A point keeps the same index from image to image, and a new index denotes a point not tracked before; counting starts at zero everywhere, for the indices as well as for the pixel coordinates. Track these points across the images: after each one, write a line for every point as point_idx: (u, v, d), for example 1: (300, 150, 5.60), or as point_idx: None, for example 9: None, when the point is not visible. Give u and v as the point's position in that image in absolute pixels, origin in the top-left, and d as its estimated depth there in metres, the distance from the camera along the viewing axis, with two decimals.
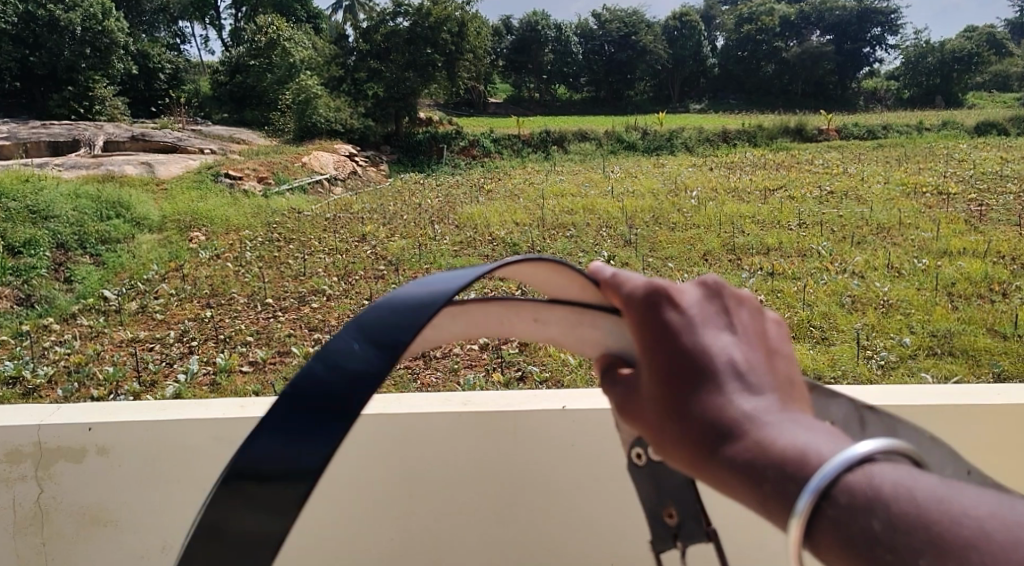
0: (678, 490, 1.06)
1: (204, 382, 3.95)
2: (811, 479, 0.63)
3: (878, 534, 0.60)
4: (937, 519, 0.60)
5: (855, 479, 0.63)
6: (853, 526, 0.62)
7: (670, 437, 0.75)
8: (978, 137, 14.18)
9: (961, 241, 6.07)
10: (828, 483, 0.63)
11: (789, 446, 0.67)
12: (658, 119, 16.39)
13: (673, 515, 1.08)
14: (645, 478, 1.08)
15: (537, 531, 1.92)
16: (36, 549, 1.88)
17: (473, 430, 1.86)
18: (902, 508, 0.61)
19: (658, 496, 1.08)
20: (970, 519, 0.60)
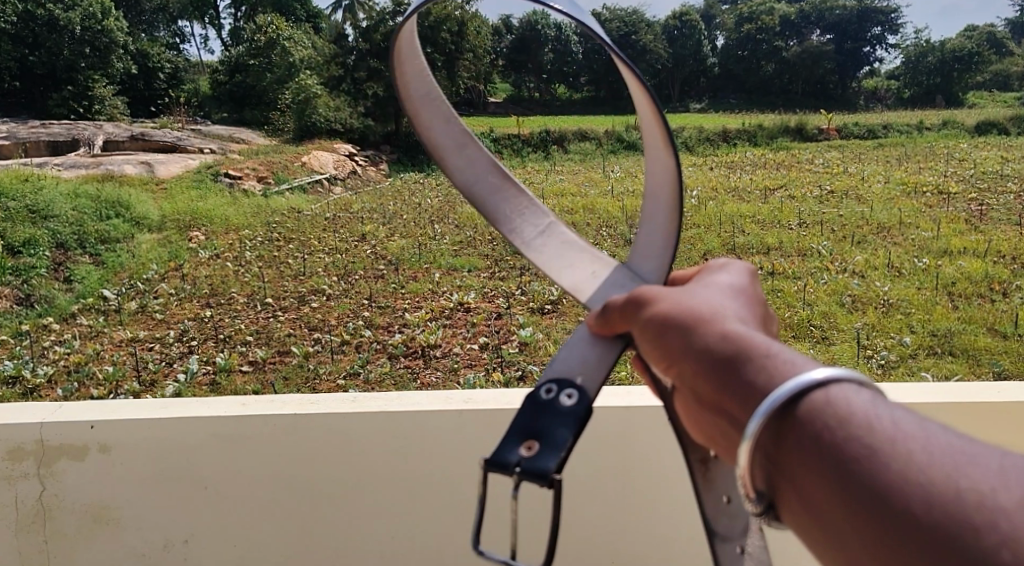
0: (565, 428, 0.82)
1: (203, 381, 3.94)
2: (788, 374, 0.64)
3: (843, 430, 0.59)
4: (922, 433, 0.57)
5: (834, 381, 0.62)
6: (816, 415, 0.60)
7: (661, 309, 0.79)
8: (978, 136, 14.17)
9: (961, 241, 6.06)
10: (808, 376, 0.62)
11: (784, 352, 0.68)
12: (658, 118, 16.37)
13: (530, 447, 0.81)
14: (535, 409, 0.85)
15: (537, 530, 1.91)
16: (39, 547, 1.88)
17: (474, 428, 1.85)
18: (876, 417, 0.59)
19: (536, 421, 0.83)
20: (948, 441, 0.57)
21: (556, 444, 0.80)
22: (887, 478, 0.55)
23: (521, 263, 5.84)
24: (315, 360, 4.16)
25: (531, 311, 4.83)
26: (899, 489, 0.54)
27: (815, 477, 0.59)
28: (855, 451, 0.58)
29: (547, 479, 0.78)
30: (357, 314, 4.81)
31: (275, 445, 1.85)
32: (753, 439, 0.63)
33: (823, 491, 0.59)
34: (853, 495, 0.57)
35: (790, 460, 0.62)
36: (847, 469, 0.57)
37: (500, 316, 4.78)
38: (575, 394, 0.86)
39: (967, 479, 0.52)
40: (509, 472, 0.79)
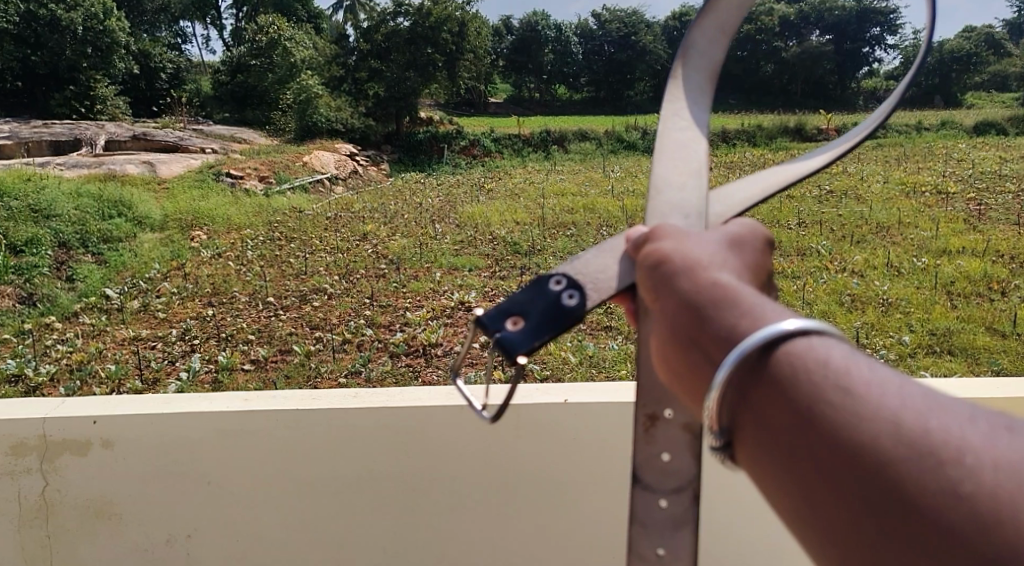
0: (557, 323, 0.91)
1: (206, 379, 3.97)
2: (785, 317, 0.70)
3: (827, 371, 0.66)
4: (901, 380, 0.66)
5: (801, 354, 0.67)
6: (800, 356, 0.67)
7: (675, 254, 0.83)
8: (977, 136, 14.21)
9: (961, 240, 6.09)
10: (798, 322, 0.69)
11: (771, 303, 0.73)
12: (658, 119, 16.42)
13: (516, 324, 0.90)
14: (537, 293, 0.93)
15: (537, 526, 1.93)
16: (41, 542, 1.89)
17: (473, 422, 1.88)
18: (858, 364, 0.67)
19: (535, 299, 0.93)
20: (922, 388, 0.66)
21: (548, 330, 0.90)
22: (860, 414, 0.63)
23: (522, 263, 5.84)
24: (317, 359, 4.18)
25: None
26: (880, 424, 0.62)
27: (790, 409, 0.66)
28: (835, 390, 0.65)
29: (516, 355, 0.88)
30: (359, 313, 4.84)
31: (277, 442, 1.87)
32: (736, 373, 0.69)
33: (799, 422, 0.66)
34: (834, 426, 0.64)
35: (768, 401, 0.68)
36: (819, 407, 0.65)
37: None
38: (577, 301, 0.93)
39: (937, 419, 0.61)
40: (492, 334, 0.89)
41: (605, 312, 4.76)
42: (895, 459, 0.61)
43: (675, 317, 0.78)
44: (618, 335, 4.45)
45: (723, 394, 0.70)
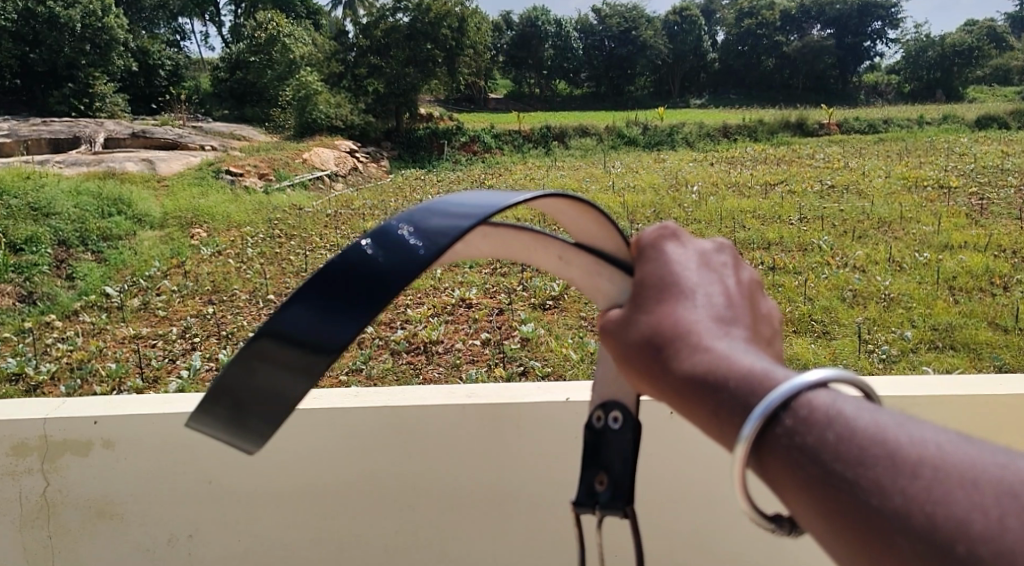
0: (619, 456, 0.94)
1: (206, 378, 3.94)
2: (760, 393, 0.63)
3: (825, 453, 0.58)
4: (904, 447, 0.57)
5: (804, 431, 0.60)
6: (792, 440, 0.61)
7: (622, 334, 0.78)
8: (979, 130, 14.18)
9: (962, 234, 6.07)
10: (767, 399, 0.62)
11: (742, 368, 0.66)
12: (658, 115, 16.43)
13: (602, 482, 0.94)
14: (593, 445, 0.96)
15: (539, 527, 1.92)
16: (43, 543, 1.88)
17: (475, 422, 1.87)
18: (854, 433, 0.59)
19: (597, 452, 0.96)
20: (931, 442, 0.57)
21: (616, 469, 0.94)
22: (871, 489, 0.56)
23: None
24: None
25: (533, 307, 4.84)
26: (889, 515, 0.54)
27: (797, 503, 0.60)
28: (834, 471, 0.58)
29: (622, 513, 0.92)
30: None
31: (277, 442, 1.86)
32: (742, 475, 0.65)
33: (813, 516, 0.59)
34: (847, 520, 0.57)
35: (780, 494, 0.62)
36: (832, 487, 0.58)
37: (503, 311, 4.81)
38: (620, 415, 0.96)
39: (949, 501, 0.53)
40: (590, 512, 0.93)
41: None
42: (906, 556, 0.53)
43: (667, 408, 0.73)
44: None
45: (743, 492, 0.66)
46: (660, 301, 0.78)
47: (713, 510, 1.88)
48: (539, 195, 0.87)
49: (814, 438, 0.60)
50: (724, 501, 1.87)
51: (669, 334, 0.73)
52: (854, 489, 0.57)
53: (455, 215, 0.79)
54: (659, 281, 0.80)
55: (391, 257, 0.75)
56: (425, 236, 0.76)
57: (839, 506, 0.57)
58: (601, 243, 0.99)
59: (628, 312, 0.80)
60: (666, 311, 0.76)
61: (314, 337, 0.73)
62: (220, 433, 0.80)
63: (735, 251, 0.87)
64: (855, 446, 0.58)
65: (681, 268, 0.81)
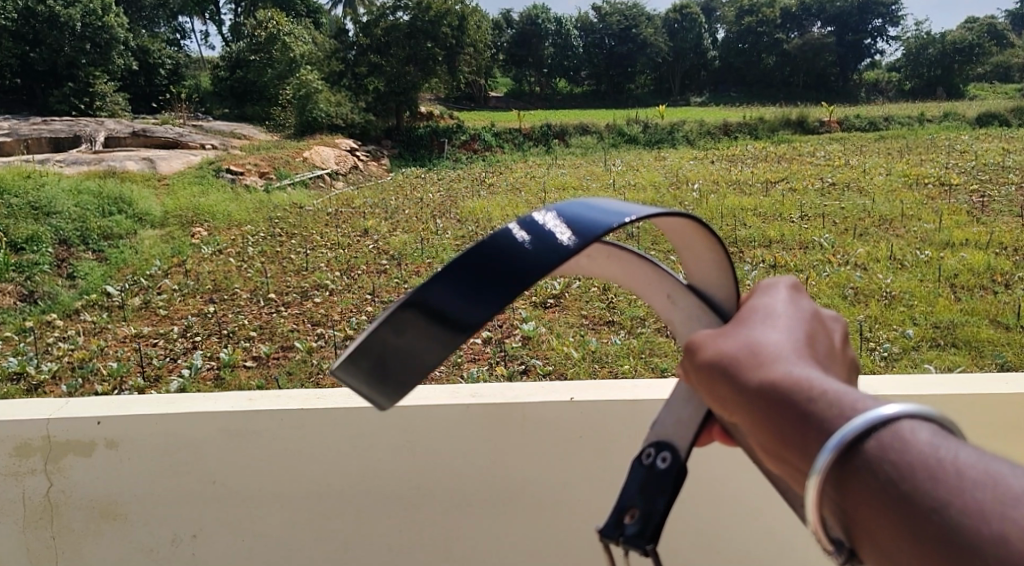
0: (660, 493, 0.79)
1: (207, 376, 3.94)
2: (847, 415, 0.59)
3: (912, 475, 0.55)
4: (1001, 477, 0.53)
5: (899, 454, 0.56)
6: (884, 459, 0.56)
7: (703, 348, 0.73)
8: (980, 128, 14.16)
9: (963, 232, 6.06)
10: (863, 416, 0.57)
11: (833, 392, 0.62)
12: (658, 112, 16.44)
13: (631, 517, 0.79)
14: (635, 478, 0.81)
15: (542, 527, 1.92)
16: (46, 543, 1.88)
17: (480, 423, 1.87)
18: (947, 459, 0.55)
19: (638, 487, 0.80)
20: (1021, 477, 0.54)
21: (652, 507, 0.78)
22: (962, 519, 0.52)
23: None
24: (318, 355, 4.16)
25: (534, 306, 4.85)
26: (983, 542, 0.50)
27: (878, 526, 0.56)
28: (928, 501, 0.54)
29: (643, 551, 0.76)
30: (361, 309, 4.80)
31: (282, 441, 1.86)
32: (815, 491, 0.59)
33: (892, 538, 0.55)
34: (934, 544, 0.53)
35: (856, 515, 0.58)
36: (916, 511, 0.54)
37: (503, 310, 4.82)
38: (670, 456, 0.81)
39: None
40: (613, 543, 0.78)
41: (607, 307, 4.74)
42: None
43: (742, 427, 0.68)
44: (620, 330, 4.44)
45: (817, 519, 0.60)
46: (753, 329, 0.74)
47: (713, 514, 1.87)
48: (676, 211, 0.82)
49: (907, 463, 0.55)
50: (728, 503, 1.87)
51: (759, 357, 0.69)
52: (951, 519, 0.52)
53: (606, 212, 0.75)
54: (758, 313, 0.77)
55: (541, 243, 0.71)
56: (575, 227, 0.72)
57: (933, 539, 0.53)
58: (712, 291, 0.94)
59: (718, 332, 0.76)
60: (761, 338, 0.72)
61: (464, 299, 0.69)
62: (359, 385, 0.75)
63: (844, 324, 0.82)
64: (954, 474, 0.54)
65: (787, 313, 0.77)
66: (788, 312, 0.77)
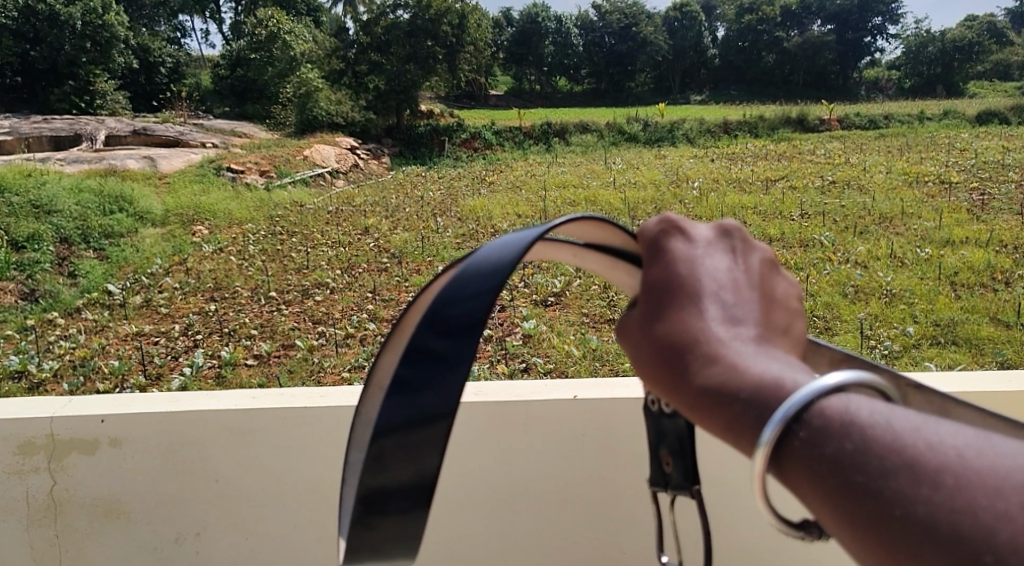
0: (679, 440, 0.86)
1: (209, 374, 3.95)
2: (775, 404, 0.63)
3: (845, 468, 0.59)
4: (927, 454, 0.58)
5: (829, 449, 0.60)
6: (814, 455, 0.61)
7: (636, 350, 0.77)
8: (980, 125, 14.16)
9: (964, 230, 6.07)
10: (780, 411, 0.62)
11: (752, 379, 0.66)
12: (658, 110, 16.43)
13: (669, 464, 0.88)
14: (657, 429, 0.89)
15: (544, 525, 1.92)
16: (50, 541, 1.88)
17: (484, 422, 1.87)
18: (873, 444, 0.60)
19: (656, 437, 0.89)
20: (951, 449, 0.59)
21: (676, 458, 0.87)
22: (896, 506, 0.57)
23: None
24: (319, 354, 4.15)
25: (535, 304, 4.85)
26: (919, 526, 0.56)
27: (823, 512, 0.61)
28: (861, 489, 0.59)
29: (688, 491, 0.85)
30: (362, 307, 4.80)
31: (286, 439, 1.86)
32: (762, 486, 0.64)
33: (836, 525, 0.61)
34: (871, 525, 0.58)
35: (803, 500, 0.63)
36: (856, 501, 0.59)
37: (504, 309, 4.83)
38: (666, 401, 0.86)
39: (972, 510, 0.55)
40: (665, 493, 0.88)
41: (607, 305, 4.75)
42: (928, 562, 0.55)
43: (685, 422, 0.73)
44: None
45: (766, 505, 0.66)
46: (670, 311, 0.76)
47: (717, 514, 1.88)
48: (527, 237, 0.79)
49: (836, 454, 0.60)
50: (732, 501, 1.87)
51: (683, 352, 0.72)
52: (888, 505, 0.58)
53: (465, 290, 0.76)
54: (668, 287, 0.78)
55: (422, 368, 0.72)
56: (450, 333, 0.72)
57: (875, 525, 0.58)
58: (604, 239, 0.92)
59: (637, 322, 0.79)
60: (678, 325, 0.74)
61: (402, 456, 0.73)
62: (376, 562, 0.79)
63: (741, 229, 0.85)
64: (877, 462, 0.59)
65: (690, 269, 0.78)
66: (694, 270, 0.77)
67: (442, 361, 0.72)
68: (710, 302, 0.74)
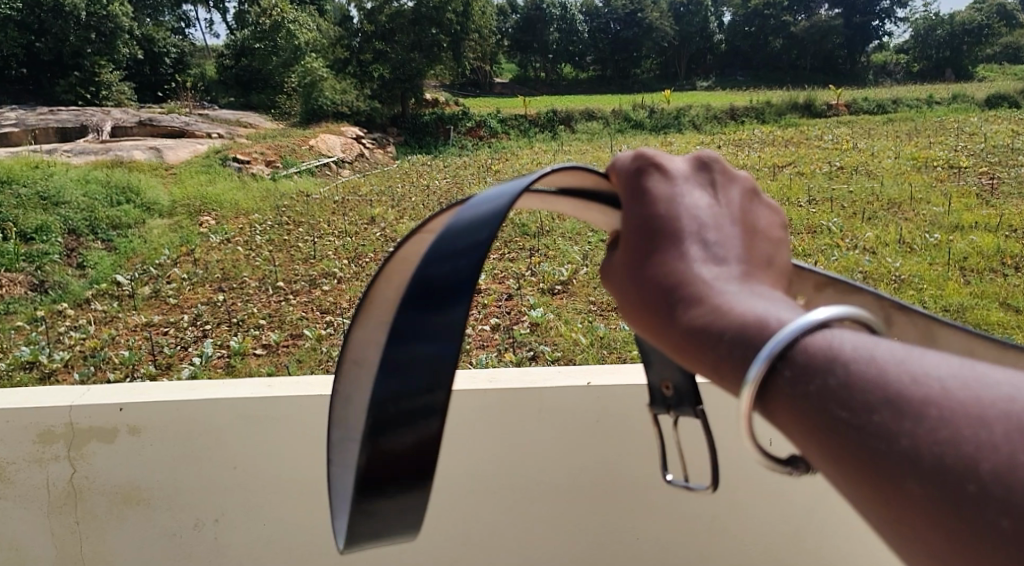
0: (677, 363, 0.91)
1: (218, 364, 3.97)
2: (760, 342, 0.63)
3: (830, 405, 0.59)
4: (908, 387, 0.57)
5: (810, 385, 0.60)
6: (796, 393, 0.61)
7: (623, 294, 0.79)
8: (989, 109, 14.04)
9: (973, 215, 6.03)
10: (766, 350, 0.62)
11: (740, 319, 0.67)
12: (665, 97, 16.34)
13: (668, 388, 0.94)
14: (654, 354, 0.94)
15: (560, 512, 1.93)
16: (70, 528, 1.90)
17: (498, 408, 1.87)
18: (858, 380, 0.59)
19: (656, 361, 0.94)
20: (935, 382, 0.57)
21: (677, 378, 0.92)
22: (882, 445, 0.56)
23: (530, 244, 5.84)
24: (327, 343, 4.15)
25: (542, 292, 4.85)
26: (904, 463, 0.55)
27: (806, 447, 0.61)
28: (845, 425, 0.58)
29: (693, 410, 0.90)
30: None
31: (303, 426, 1.86)
32: (747, 424, 0.65)
33: (822, 464, 0.60)
34: (854, 464, 0.57)
35: (786, 438, 0.63)
36: (840, 440, 0.58)
37: (511, 297, 4.84)
38: None
39: (959, 445, 0.53)
40: (667, 415, 0.93)
41: None
42: (910, 493, 0.54)
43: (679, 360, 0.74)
44: None
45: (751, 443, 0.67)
46: (657, 254, 0.77)
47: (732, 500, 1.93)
48: (519, 181, 0.80)
49: (817, 391, 0.59)
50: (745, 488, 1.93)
51: (669, 295, 0.74)
52: (871, 443, 0.56)
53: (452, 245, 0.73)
54: (654, 229, 0.79)
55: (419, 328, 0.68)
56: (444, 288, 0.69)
57: (858, 466, 0.57)
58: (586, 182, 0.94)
59: (623, 266, 0.81)
60: (664, 268, 0.76)
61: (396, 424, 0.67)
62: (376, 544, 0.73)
63: (721, 165, 0.86)
64: (864, 399, 0.58)
65: (676, 211, 0.80)
66: (679, 215, 0.79)
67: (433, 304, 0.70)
68: (696, 246, 0.76)
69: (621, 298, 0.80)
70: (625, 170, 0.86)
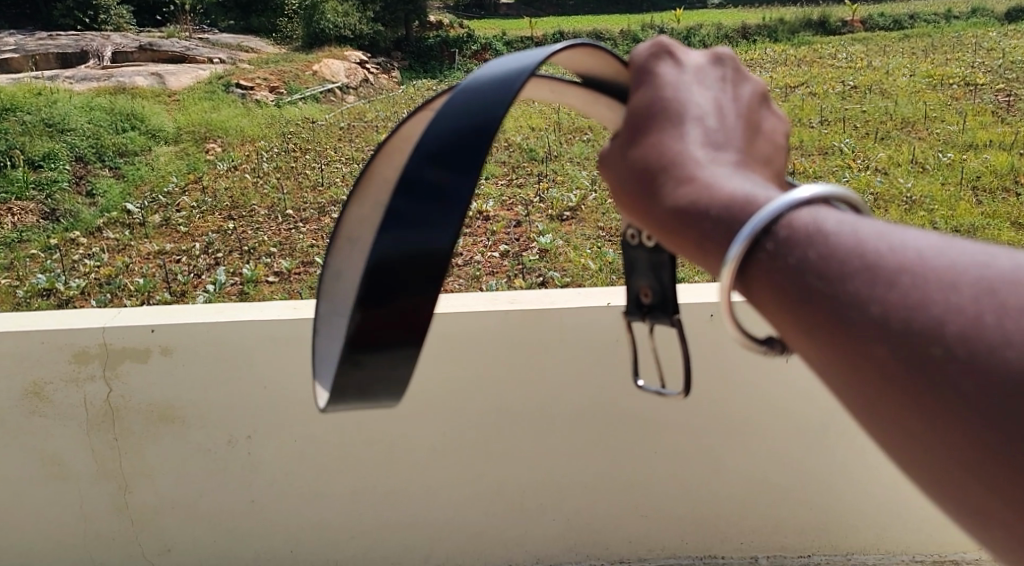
0: (660, 270, 0.90)
1: (232, 292, 4.01)
2: (741, 218, 0.59)
3: (806, 279, 0.54)
4: (884, 256, 0.52)
5: (786, 262, 0.56)
6: (775, 268, 0.56)
7: (616, 176, 0.75)
8: (1011, 23, 13.59)
9: (987, 134, 5.93)
10: (748, 225, 0.58)
11: (725, 195, 0.62)
12: (675, 15, 15.84)
13: (646, 293, 0.92)
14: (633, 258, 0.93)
15: (566, 420, 2.20)
16: (110, 442, 2.16)
17: (517, 327, 2.10)
18: (834, 253, 0.54)
19: (634, 266, 0.93)
20: (914, 250, 0.51)
21: (659, 284, 0.91)
22: (855, 317, 0.51)
23: (538, 169, 5.79)
24: None
25: (551, 218, 4.83)
26: (879, 337, 0.50)
27: (782, 325, 0.57)
28: (819, 300, 0.53)
29: (668, 321, 0.89)
30: None
31: None
32: (730, 305, 0.61)
33: (799, 343, 0.56)
34: (827, 342, 0.53)
35: (766, 318, 0.59)
36: (812, 317, 0.54)
37: (520, 223, 4.83)
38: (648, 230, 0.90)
39: (935, 313, 0.47)
40: (639, 322, 0.92)
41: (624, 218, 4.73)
42: (879, 360, 0.50)
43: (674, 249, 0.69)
44: None
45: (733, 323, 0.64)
46: (657, 135, 0.72)
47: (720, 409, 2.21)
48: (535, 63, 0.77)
49: (794, 266, 0.55)
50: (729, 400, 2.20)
51: (662, 172, 0.69)
52: (842, 316, 0.52)
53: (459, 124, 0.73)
54: (659, 113, 0.74)
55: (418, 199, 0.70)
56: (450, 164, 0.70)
57: (829, 344, 0.53)
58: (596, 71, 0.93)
59: (619, 147, 0.77)
60: (662, 146, 0.71)
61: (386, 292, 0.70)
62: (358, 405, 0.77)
63: (735, 58, 0.82)
64: (841, 272, 0.53)
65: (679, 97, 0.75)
66: (688, 101, 0.75)
67: (441, 196, 0.69)
68: (698, 129, 0.71)
69: (615, 180, 0.75)
70: (641, 57, 0.82)
